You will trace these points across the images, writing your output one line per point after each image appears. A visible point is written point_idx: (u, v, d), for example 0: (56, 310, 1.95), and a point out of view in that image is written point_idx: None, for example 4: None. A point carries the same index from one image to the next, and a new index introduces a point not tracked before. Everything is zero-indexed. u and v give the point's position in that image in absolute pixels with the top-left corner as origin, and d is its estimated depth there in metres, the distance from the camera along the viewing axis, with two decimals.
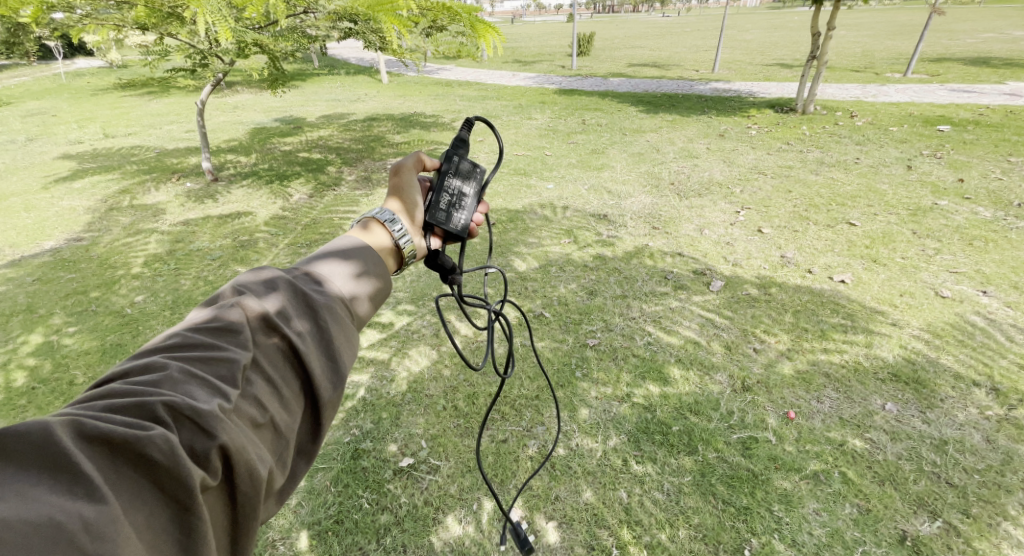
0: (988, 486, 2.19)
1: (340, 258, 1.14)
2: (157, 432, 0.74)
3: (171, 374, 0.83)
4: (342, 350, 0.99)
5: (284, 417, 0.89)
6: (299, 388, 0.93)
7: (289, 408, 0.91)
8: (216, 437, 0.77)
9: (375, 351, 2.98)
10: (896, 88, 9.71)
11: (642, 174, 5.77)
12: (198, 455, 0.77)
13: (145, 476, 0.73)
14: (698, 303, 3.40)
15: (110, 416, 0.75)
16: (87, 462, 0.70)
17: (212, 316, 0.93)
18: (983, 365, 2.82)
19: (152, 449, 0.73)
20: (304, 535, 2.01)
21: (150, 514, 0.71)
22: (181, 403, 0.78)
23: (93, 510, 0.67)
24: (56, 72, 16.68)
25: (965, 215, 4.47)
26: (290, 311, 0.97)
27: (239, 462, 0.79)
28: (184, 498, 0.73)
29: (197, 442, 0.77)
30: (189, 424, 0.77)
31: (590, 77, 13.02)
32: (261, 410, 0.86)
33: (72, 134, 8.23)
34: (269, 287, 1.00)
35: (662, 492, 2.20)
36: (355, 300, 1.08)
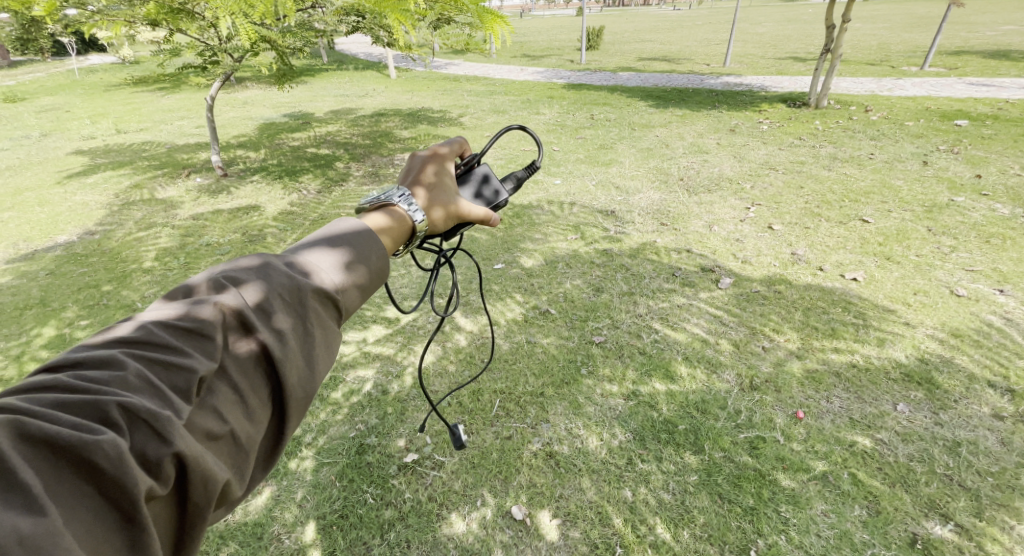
0: (1002, 489, 2.15)
1: (334, 245, 1.04)
2: (106, 437, 0.67)
3: (128, 377, 0.75)
4: (320, 356, 0.91)
5: (248, 424, 0.82)
6: (270, 392, 0.86)
7: (254, 416, 0.83)
8: (171, 444, 0.70)
9: (381, 346, 2.99)
10: (911, 82, 9.53)
11: (651, 169, 5.72)
12: (149, 461, 0.69)
13: (89, 482, 0.65)
14: (706, 300, 3.37)
15: (57, 417, 0.68)
16: (25, 469, 0.62)
17: (185, 307, 0.86)
18: (999, 365, 2.77)
19: (98, 456, 0.66)
20: (310, 529, 2.03)
21: (93, 523, 0.64)
22: (138, 406, 0.72)
23: (31, 521, 0.58)
24: (69, 68, 16.84)
25: (982, 211, 4.38)
26: (271, 308, 0.88)
27: (195, 473, 0.72)
28: (128, 508, 0.66)
29: (150, 448, 0.70)
30: (144, 429, 0.70)
31: (599, 71, 12.93)
32: (224, 418, 0.79)
33: (85, 129, 8.33)
34: (251, 279, 0.91)
35: (667, 492, 2.18)
36: (344, 296, 0.98)
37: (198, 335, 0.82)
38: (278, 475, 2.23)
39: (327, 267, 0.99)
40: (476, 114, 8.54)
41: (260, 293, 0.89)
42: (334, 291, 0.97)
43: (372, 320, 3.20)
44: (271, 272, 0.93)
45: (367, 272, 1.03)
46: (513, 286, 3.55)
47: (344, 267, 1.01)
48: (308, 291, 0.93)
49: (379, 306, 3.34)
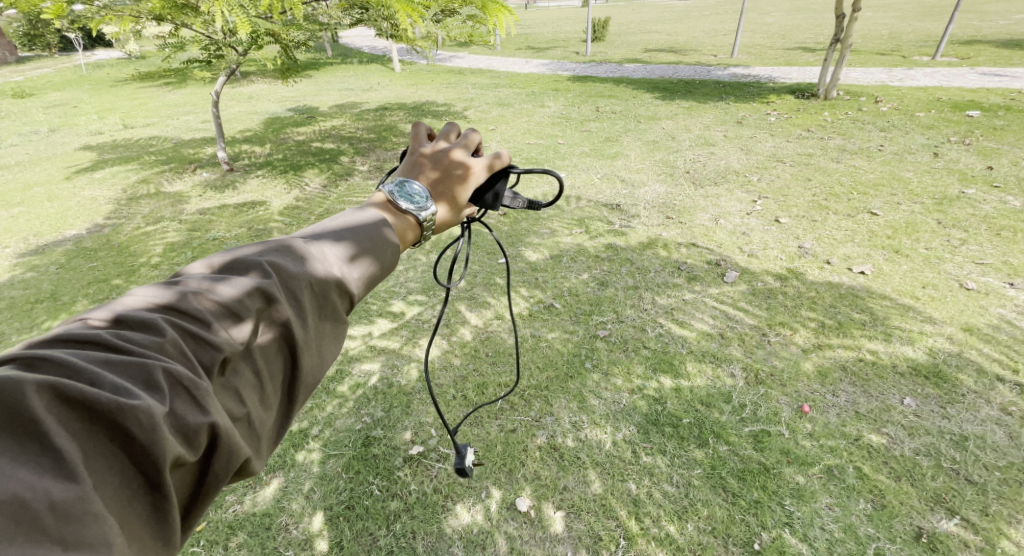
0: (1009, 483, 2.14)
1: (354, 236, 1.07)
2: (141, 402, 0.68)
3: (162, 345, 0.77)
4: (332, 344, 0.95)
5: (264, 403, 0.84)
6: (285, 376, 0.89)
7: (269, 397, 0.86)
8: (207, 414, 0.73)
9: (387, 340, 3.00)
10: (923, 72, 9.39)
11: (656, 162, 5.68)
12: (185, 429, 0.71)
13: (122, 448, 0.67)
14: (712, 294, 3.36)
15: (93, 380, 0.69)
16: (61, 432, 0.64)
17: (212, 284, 0.88)
18: (1008, 359, 2.74)
19: (132, 422, 0.67)
20: (317, 519, 2.05)
21: (122, 485, 0.66)
22: (178, 375, 0.74)
23: (64, 488, 0.60)
24: (76, 63, 16.90)
25: (993, 204, 4.32)
26: (295, 291, 0.92)
27: (222, 444, 0.74)
28: (155, 475, 0.68)
29: (186, 416, 0.72)
30: (183, 398, 0.73)
31: (605, 63, 12.82)
32: (247, 395, 0.82)
33: (92, 124, 8.39)
34: (278, 261, 0.94)
35: (672, 484, 2.19)
36: (358, 287, 1.02)
37: (228, 311, 0.84)
38: (285, 466, 2.25)
39: (346, 258, 1.03)
40: (481, 107, 8.50)
41: (286, 275, 0.92)
42: (352, 281, 1.01)
43: (377, 314, 3.22)
44: (297, 257, 0.97)
45: (382, 266, 1.07)
46: (518, 280, 3.55)
47: (360, 260, 1.04)
48: (329, 281, 0.97)
49: (385, 300, 3.36)
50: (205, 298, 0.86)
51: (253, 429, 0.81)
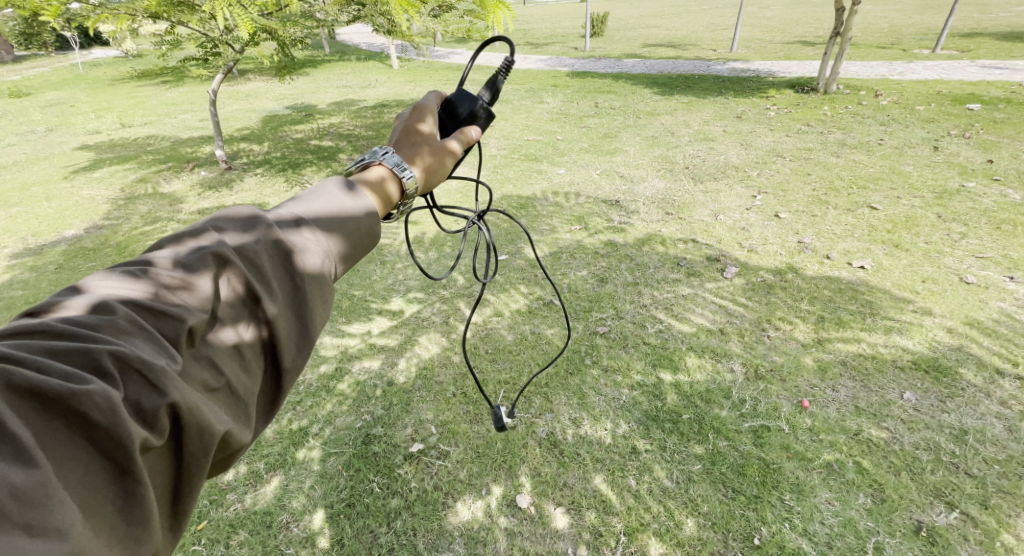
0: (1009, 477, 2.14)
1: (327, 196, 0.97)
2: (95, 386, 0.61)
3: (114, 320, 0.70)
4: (318, 309, 0.85)
5: (246, 370, 0.78)
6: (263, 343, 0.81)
7: (251, 364, 0.78)
8: (166, 395, 0.65)
9: (386, 337, 3.00)
10: (923, 65, 9.36)
11: (656, 157, 5.67)
12: (143, 413, 0.64)
13: (80, 434, 0.60)
14: (711, 290, 3.36)
15: (42, 365, 0.63)
16: (9, 418, 0.57)
17: (171, 253, 0.80)
18: (1008, 352, 2.74)
19: (89, 406, 0.60)
20: (318, 517, 2.05)
21: (87, 472, 0.59)
22: (127, 356, 0.66)
23: (22, 474, 0.54)
24: (72, 62, 16.88)
25: (993, 197, 4.31)
26: (264, 258, 0.84)
27: (192, 423, 0.66)
28: (123, 460, 0.61)
29: (144, 400, 0.64)
30: (136, 380, 0.65)
31: (604, 58, 12.78)
32: (222, 365, 0.74)
33: (90, 123, 8.38)
34: (241, 226, 0.86)
35: (672, 480, 2.19)
36: (340, 247, 0.93)
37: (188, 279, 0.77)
38: (285, 464, 2.26)
39: (322, 218, 0.93)
40: None
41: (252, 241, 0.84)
42: (331, 237, 0.92)
43: (377, 312, 3.22)
44: (264, 220, 0.88)
45: (363, 225, 0.98)
46: (517, 277, 3.55)
47: (337, 220, 0.94)
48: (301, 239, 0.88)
49: (385, 298, 3.36)
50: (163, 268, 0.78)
51: (237, 397, 0.75)
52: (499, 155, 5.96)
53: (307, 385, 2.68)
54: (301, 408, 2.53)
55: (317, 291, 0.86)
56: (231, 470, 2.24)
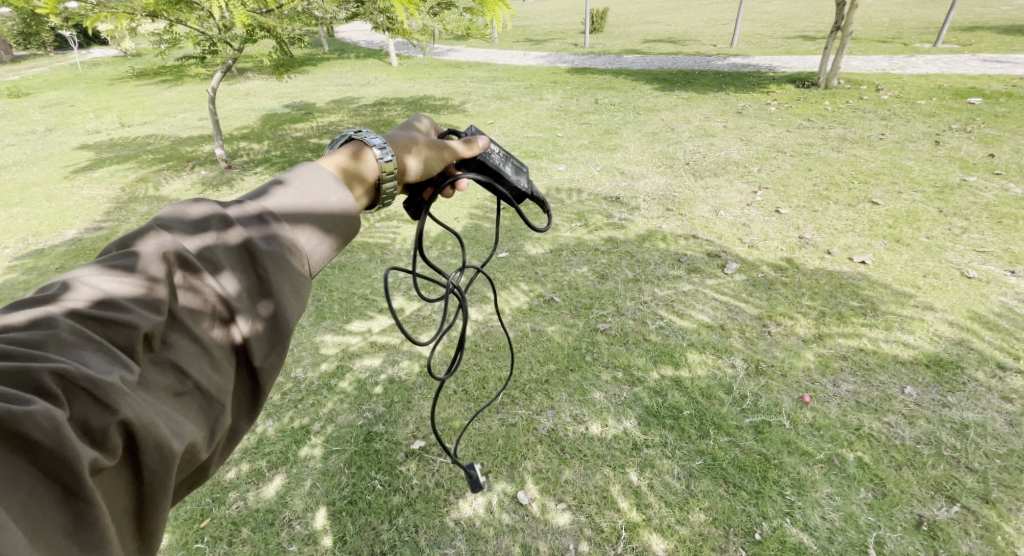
0: (1010, 471, 2.14)
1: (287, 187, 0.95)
2: (38, 407, 0.59)
3: (59, 334, 0.68)
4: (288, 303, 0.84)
5: (216, 368, 0.77)
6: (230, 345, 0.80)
7: (221, 362, 0.78)
8: (116, 413, 0.63)
9: (387, 335, 3.00)
10: (924, 59, 9.34)
11: (656, 154, 5.66)
12: (91, 432, 0.62)
13: (26, 458, 0.58)
14: (712, 286, 3.35)
15: None
16: None
17: (120, 256, 0.78)
18: (1010, 347, 2.74)
19: (31, 428, 0.58)
20: (320, 514, 2.06)
21: (32, 495, 0.57)
22: (74, 372, 0.64)
23: None
24: (71, 63, 16.84)
25: (994, 191, 4.31)
26: (223, 254, 0.83)
27: (147, 439, 0.65)
28: (72, 481, 0.59)
29: (92, 418, 0.62)
30: (83, 397, 0.63)
31: (604, 54, 12.74)
32: (185, 371, 0.73)
33: (90, 123, 8.38)
34: (195, 224, 0.84)
35: (673, 476, 2.20)
36: (308, 240, 0.92)
37: (140, 283, 0.75)
38: (287, 462, 2.26)
39: (285, 211, 0.92)
40: (479, 101, 8.45)
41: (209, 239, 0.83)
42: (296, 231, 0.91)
43: (377, 310, 3.22)
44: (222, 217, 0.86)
45: (331, 214, 0.96)
46: (517, 275, 3.54)
47: (308, 206, 0.94)
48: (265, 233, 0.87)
49: (385, 296, 3.36)
50: (112, 272, 0.75)
51: (206, 398, 0.75)
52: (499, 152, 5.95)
53: (308, 383, 2.67)
54: (303, 407, 2.54)
55: (284, 285, 0.85)
56: (233, 468, 2.24)
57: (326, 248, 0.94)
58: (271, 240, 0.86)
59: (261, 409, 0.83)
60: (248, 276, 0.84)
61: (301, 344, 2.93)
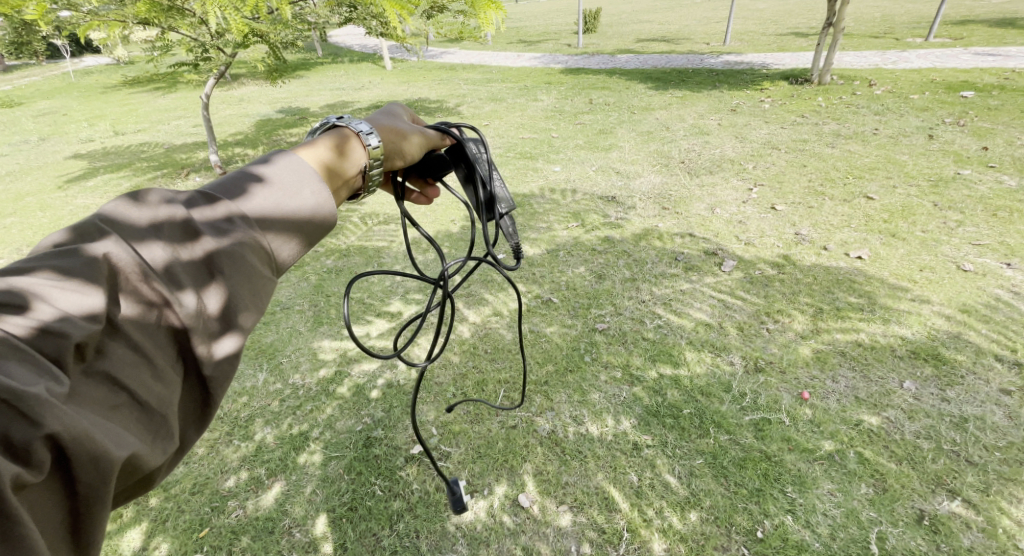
0: (1010, 464, 2.15)
1: (254, 182, 0.89)
2: None
3: None
4: (245, 316, 0.80)
5: (158, 380, 0.71)
6: (179, 360, 0.75)
7: (166, 375, 0.73)
8: (42, 425, 0.59)
9: (385, 340, 2.99)
10: (917, 54, 9.38)
11: (651, 153, 5.67)
12: (14, 448, 0.58)
13: None
14: (710, 284, 3.35)
15: None
16: None
17: (64, 257, 0.72)
18: (1007, 339, 2.75)
19: None
20: (321, 521, 2.05)
21: None
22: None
23: None
24: (64, 71, 16.85)
25: (989, 184, 4.32)
26: (181, 261, 0.77)
27: (81, 449, 0.60)
28: None
29: (15, 432, 0.58)
30: (5, 410, 0.58)
31: (598, 54, 12.75)
32: (124, 384, 0.68)
33: (83, 131, 8.36)
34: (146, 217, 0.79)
35: (673, 475, 2.19)
36: (276, 238, 0.87)
37: (75, 287, 0.69)
38: (286, 469, 2.25)
39: (255, 208, 0.86)
40: (474, 103, 8.46)
41: (159, 235, 0.77)
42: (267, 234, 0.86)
43: (374, 314, 3.21)
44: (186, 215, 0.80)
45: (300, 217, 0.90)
46: (514, 276, 3.54)
47: (284, 202, 0.89)
48: (232, 239, 0.81)
49: (382, 300, 3.34)
50: (55, 280, 0.69)
51: (145, 410, 0.69)
52: (494, 154, 5.94)
53: (306, 389, 2.66)
54: (301, 413, 2.52)
55: (240, 289, 0.80)
56: (232, 477, 2.22)
57: (290, 251, 0.89)
58: (235, 248, 0.81)
59: (211, 421, 0.78)
60: (202, 277, 0.78)
61: (299, 350, 2.92)
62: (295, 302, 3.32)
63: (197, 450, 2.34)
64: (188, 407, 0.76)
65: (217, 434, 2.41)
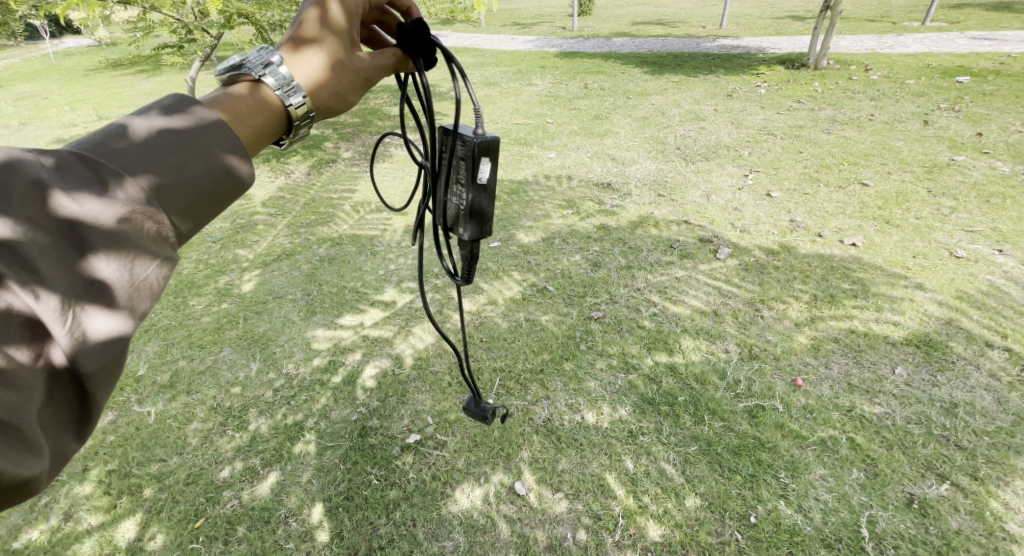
0: (998, 448, 2.18)
1: (155, 151, 0.76)
2: None
3: None
4: (132, 324, 0.69)
5: (9, 392, 0.59)
6: (42, 376, 0.63)
7: (21, 384, 0.60)
8: None
9: (379, 329, 2.97)
10: (913, 38, 9.33)
11: (647, 138, 5.62)
12: None
13: None
14: (705, 271, 3.35)
15: None
16: None
17: None
18: (998, 325, 2.77)
19: None
20: (317, 510, 2.06)
21: None
22: None
23: None
24: (44, 52, 16.42)
25: (982, 170, 4.33)
26: (60, 271, 0.65)
27: None
28: None
29: None
30: None
31: (593, 38, 12.59)
32: None
33: (66, 116, 8.16)
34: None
35: (669, 462, 2.21)
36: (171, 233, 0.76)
37: None
38: (282, 459, 2.24)
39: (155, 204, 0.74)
40: (467, 87, 8.34)
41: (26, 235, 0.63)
42: (165, 232, 0.75)
43: (368, 303, 3.18)
44: (69, 214, 0.66)
45: (213, 183, 0.81)
46: (510, 264, 3.51)
47: (190, 191, 0.78)
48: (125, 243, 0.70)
49: (376, 289, 3.31)
50: None
51: None
52: None
53: (300, 379, 2.64)
54: (295, 403, 2.51)
55: (125, 285, 0.69)
56: (226, 467, 2.21)
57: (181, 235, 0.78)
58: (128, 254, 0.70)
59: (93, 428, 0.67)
60: (82, 279, 0.66)
61: (291, 340, 2.89)
62: (287, 291, 3.29)
63: (191, 441, 2.32)
64: (58, 418, 0.65)
65: (211, 425, 2.39)
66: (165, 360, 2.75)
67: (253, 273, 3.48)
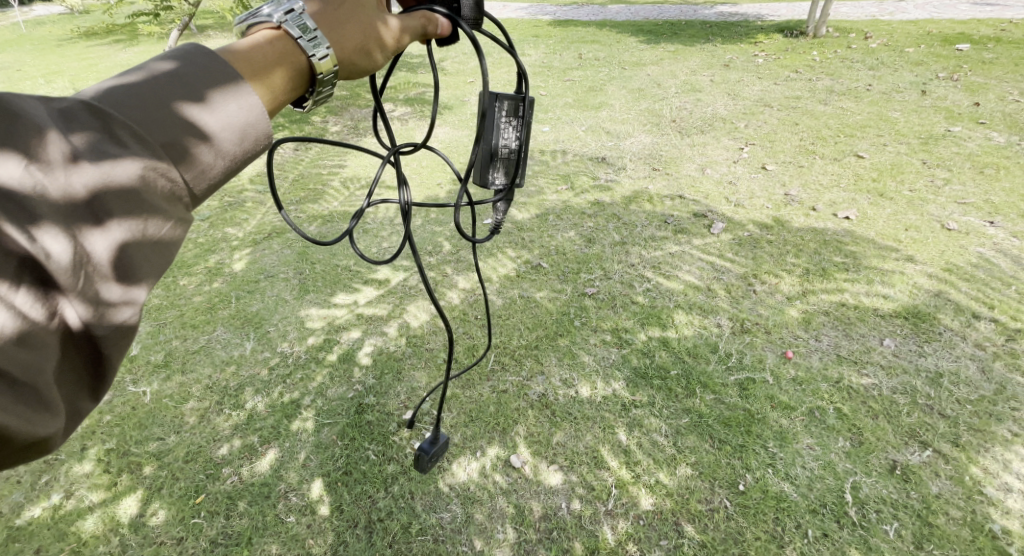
0: (980, 416, 2.24)
1: (176, 85, 0.67)
2: None
3: None
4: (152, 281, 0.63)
5: (20, 349, 0.53)
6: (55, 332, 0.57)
7: (32, 341, 0.54)
8: None
9: (373, 307, 2.98)
10: (914, 4, 9.14)
11: (642, 111, 5.54)
12: None
13: None
14: (699, 246, 3.36)
15: None
16: None
17: None
18: (985, 296, 2.81)
19: None
20: (317, 485, 2.10)
21: None
22: None
23: None
24: (16, 21, 15.80)
25: (978, 141, 4.31)
26: (73, 219, 0.57)
27: None
28: None
29: None
30: None
31: (587, 4, 12.25)
32: None
33: (42, 89, 7.91)
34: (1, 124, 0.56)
35: (660, 434, 2.26)
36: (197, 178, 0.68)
37: None
38: (280, 436, 2.28)
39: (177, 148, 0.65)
40: (458, 58, 8.14)
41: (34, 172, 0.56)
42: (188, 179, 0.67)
43: (362, 281, 3.18)
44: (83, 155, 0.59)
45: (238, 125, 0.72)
46: (504, 241, 3.50)
47: (220, 134, 0.69)
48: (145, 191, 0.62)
49: (369, 267, 3.30)
50: None
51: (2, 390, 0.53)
52: None
53: (295, 357, 2.66)
54: (291, 381, 2.53)
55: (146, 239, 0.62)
56: (225, 445, 2.25)
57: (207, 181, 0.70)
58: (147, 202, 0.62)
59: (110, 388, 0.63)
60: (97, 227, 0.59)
61: (285, 319, 2.89)
62: (279, 270, 3.28)
63: (188, 419, 2.35)
64: (71, 374, 0.60)
65: (207, 404, 2.42)
66: (158, 340, 2.75)
67: (243, 252, 3.46)
